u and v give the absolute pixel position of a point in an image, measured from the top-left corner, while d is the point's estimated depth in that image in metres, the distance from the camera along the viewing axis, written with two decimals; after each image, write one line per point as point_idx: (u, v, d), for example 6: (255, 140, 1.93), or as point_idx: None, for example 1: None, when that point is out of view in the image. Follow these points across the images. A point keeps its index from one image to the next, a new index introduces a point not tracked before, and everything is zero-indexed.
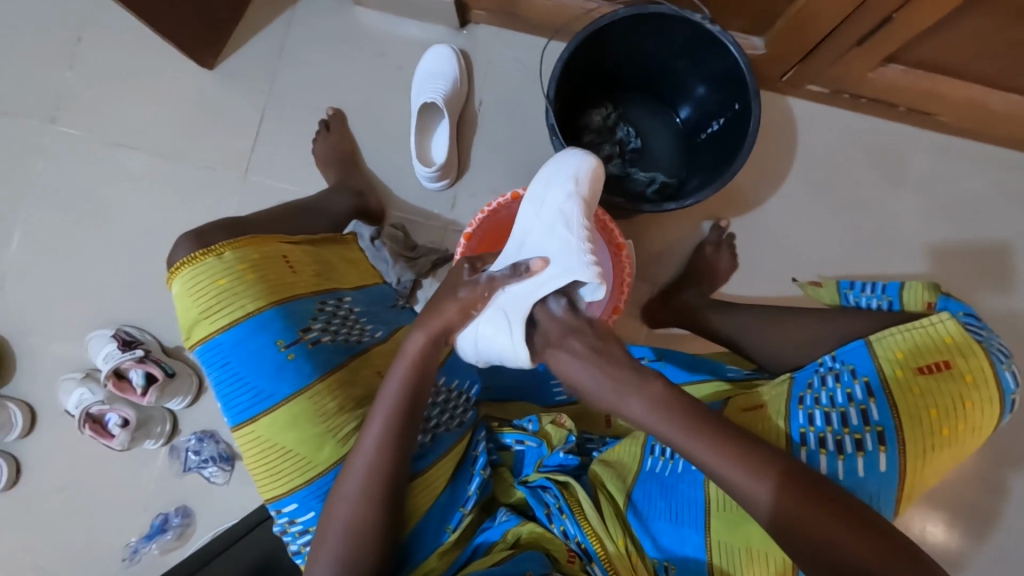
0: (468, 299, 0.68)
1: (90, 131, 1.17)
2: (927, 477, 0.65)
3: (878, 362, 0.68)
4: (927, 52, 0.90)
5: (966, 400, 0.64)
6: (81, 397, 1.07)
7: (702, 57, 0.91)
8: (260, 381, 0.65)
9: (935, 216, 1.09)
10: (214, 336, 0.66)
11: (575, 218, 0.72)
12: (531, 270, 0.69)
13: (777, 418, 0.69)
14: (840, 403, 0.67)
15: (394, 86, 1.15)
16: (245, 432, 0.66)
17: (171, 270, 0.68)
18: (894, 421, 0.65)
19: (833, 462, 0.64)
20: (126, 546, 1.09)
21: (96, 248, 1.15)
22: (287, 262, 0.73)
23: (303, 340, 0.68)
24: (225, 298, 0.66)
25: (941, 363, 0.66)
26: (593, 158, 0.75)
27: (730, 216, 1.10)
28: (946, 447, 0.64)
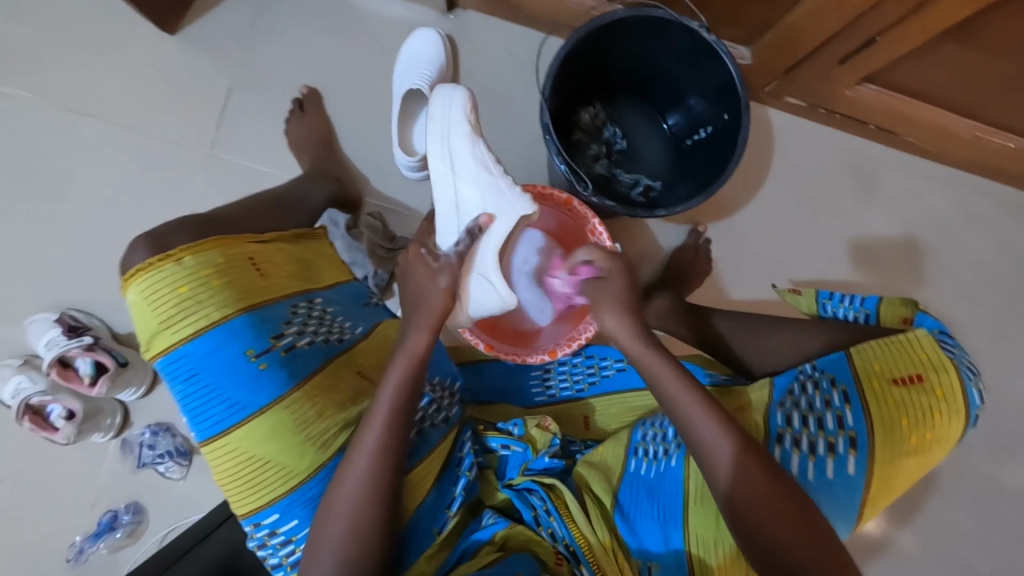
0: (449, 282, 0.66)
1: (31, 92, 1.06)
2: (894, 484, 0.67)
3: (856, 372, 0.71)
4: (903, 75, 0.94)
5: (934, 412, 0.68)
6: (18, 385, 0.98)
7: (696, 66, 0.92)
8: (232, 394, 0.61)
9: (896, 231, 1.15)
10: (178, 347, 0.60)
11: (487, 159, 0.70)
12: (480, 228, 0.69)
13: (757, 418, 0.73)
14: (819, 408, 0.71)
15: (376, 68, 1.10)
16: (217, 446, 0.62)
17: (124, 276, 0.61)
18: (868, 428, 0.67)
19: (806, 463, 0.67)
20: (70, 546, 1.01)
21: (37, 223, 1.05)
22: (256, 264, 0.67)
23: (278, 347, 0.63)
24: (188, 306, 0.60)
25: (915, 376, 0.69)
26: (461, 90, 0.73)
27: (708, 221, 1.12)
28: (914, 455, 0.67)
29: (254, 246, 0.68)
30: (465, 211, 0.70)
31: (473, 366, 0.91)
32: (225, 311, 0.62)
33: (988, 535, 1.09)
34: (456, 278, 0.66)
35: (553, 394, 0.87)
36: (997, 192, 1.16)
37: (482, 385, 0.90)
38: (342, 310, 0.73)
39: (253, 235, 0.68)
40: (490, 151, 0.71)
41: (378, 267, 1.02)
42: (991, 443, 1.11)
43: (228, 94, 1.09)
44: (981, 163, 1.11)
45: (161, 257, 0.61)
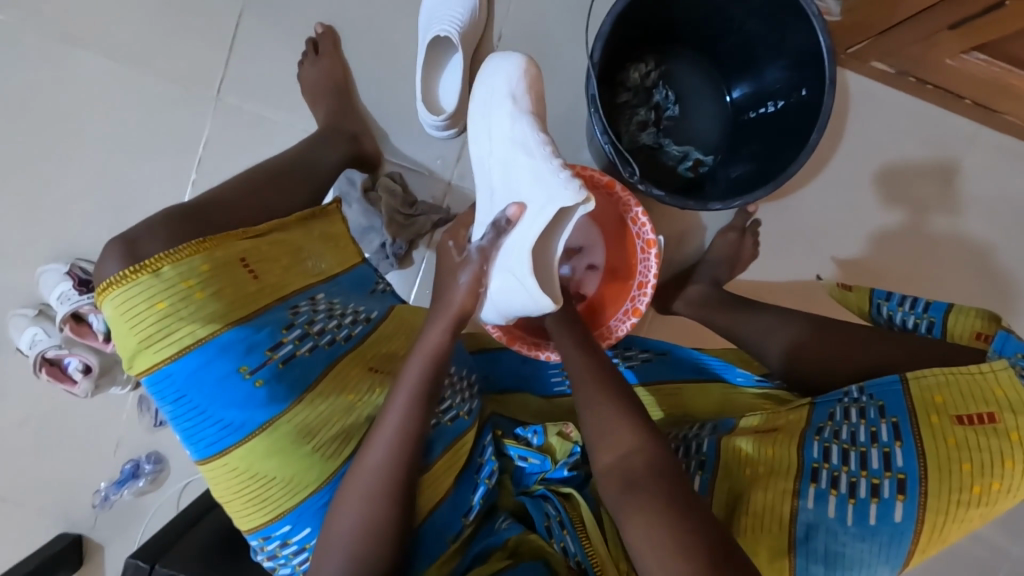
0: (471, 281, 0.59)
1: (26, 19, 0.97)
2: (948, 537, 0.58)
3: (913, 404, 0.61)
4: (1022, 47, 0.78)
5: (1007, 459, 0.57)
6: (35, 337, 0.98)
7: (779, 25, 0.77)
8: (226, 414, 0.56)
9: (972, 221, 1.02)
10: (162, 368, 0.55)
11: (530, 136, 0.59)
12: (509, 220, 0.58)
13: (788, 448, 0.62)
14: (862, 442, 0.61)
15: (398, 3, 0.96)
16: (216, 464, 0.58)
17: (97, 291, 0.55)
18: (921, 471, 0.57)
19: (842, 506, 0.58)
20: (96, 492, 1.05)
21: (42, 167, 0.99)
22: (246, 265, 0.60)
23: (274, 360, 0.58)
24: (170, 324, 0.55)
25: (986, 415, 0.58)
26: (522, 58, 0.64)
27: (760, 202, 1.01)
28: (976, 507, 0.57)
29: (242, 244, 0.61)
30: (500, 197, 0.61)
31: (490, 353, 0.85)
32: (211, 327, 0.56)
33: None
34: (478, 273, 0.59)
35: (572, 384, 0.82)
36: None
37: (500, 374, 0.85)
38: (348, 305, 0.67)
39: (243, 231, 0.61)
40: (539, 128, 0.60)
41: (396, 236, 0.95)
42: None
43: (234, 29, 0.97)
44: None
45: (134, 269, 0.54)
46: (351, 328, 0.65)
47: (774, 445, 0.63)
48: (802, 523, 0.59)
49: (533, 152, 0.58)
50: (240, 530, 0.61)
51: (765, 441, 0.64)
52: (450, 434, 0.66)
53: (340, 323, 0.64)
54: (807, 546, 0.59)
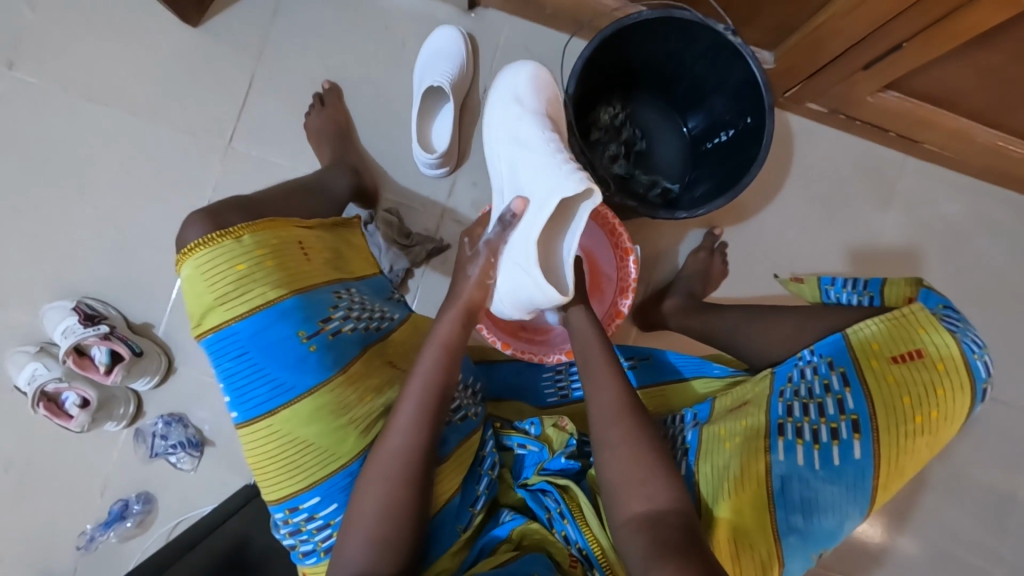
0: (482, 272, 0.69)
1: (54, 81, 1.07)
2: (903, 468, 0.66)
3: (854, 354, 0.70)
4: (926, 83, 0.93)
5: (938, 388, 0.67)
6: (34, 372, 0.99)
7: (721, 65, 0.91)
8: (280, 372, 0.62)
9: (914, 237, 1.14)
10: (231, 325, 0.62)
11: (536, 132, 0.70)
12: (514, 214, 0.67)
13: (757, 413, 0.70)
14: (818, 394, 0.69)
15: (395, 63, 1.10)
16: (259, 427, 0.62)
17: (183, 252, 0.63)
18: (870, 410, 0.66)
19: (810, 452, 0.66)
20: (81, 534, 1.02)
21: (56, 212, 1.06)
22: (303, 249, 0.69)
23: (325, 331, 0.65)
24: (244, 284, 0.63)
25: (914, 352, 0.68)
26: (535, 68, 0.76)
27: (725, 225, 1.11)
28: (921, 435, 0.66)
29: (301, 232, 0.69)
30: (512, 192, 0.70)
31: (486, 364, 0.91)
32: (278, 291, 0.63)
33: (987, 541, 1.10)
34: (488, 266, 0.69)
35: (566, 394, 0.85)
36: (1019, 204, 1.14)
37: (496, 384, 0.89)
38: (376, 303, 0.73)
39: (301, 222, 0.70)
40: (546, 130, 0.71)
41: (393, 262, 1.01)
42: (997, 452, 1.11)
43: (247, 87, 1.09)
44: (1002, 173, 1.09)
45: (221, 234, 0.63)
46: (381, 321, 0.71)
47: (746, 416, 0.70)
48: (779, 475, 0.65)
49: (531, 148, 0.69)
50: (267, 501, 0.64)
51: (738, 416, 0.70)
52: (463, 431, 0.68)
53: (372, 314, 0.70)
54: (784, 497, 0.64)
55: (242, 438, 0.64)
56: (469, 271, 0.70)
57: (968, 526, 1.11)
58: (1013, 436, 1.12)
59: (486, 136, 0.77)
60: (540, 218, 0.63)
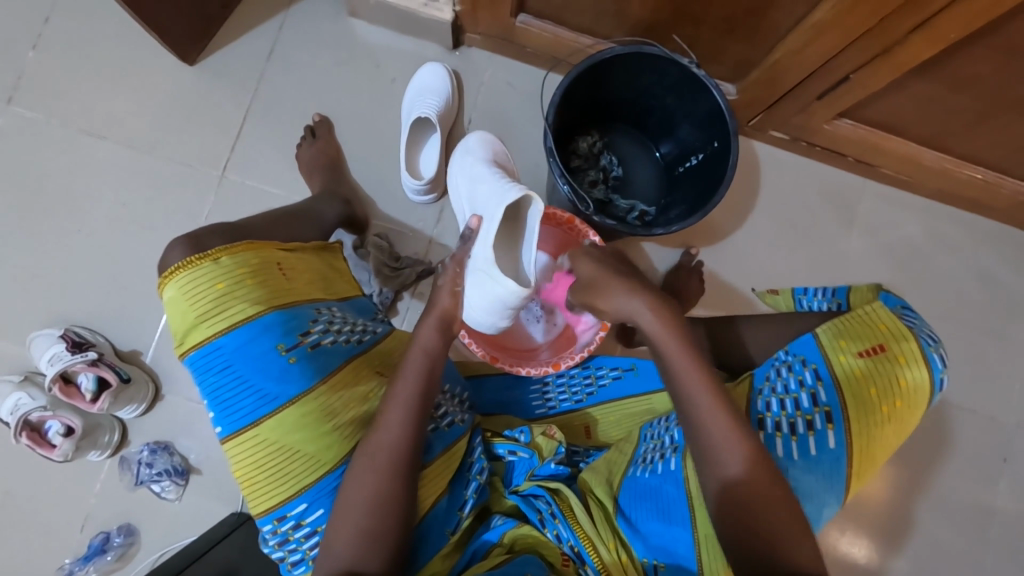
0: (449, 283, 0.72)
1: (52, 117, 1.10)
2: (873, 456, 0.69)
3: (824, 350, 0.73)
4: (876, 111, 1.01)
5: (900, 379, 0.69)
6: (18, 402, 0.98)
7: (688, 97, 0.98)
8: (264, 385, 0.63)
9: (876, 254, 1.20)
10: (213, 340, 0.63)
11: (487, 170, 0.80)
12: (472, 230, 0.72)
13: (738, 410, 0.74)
14: (793, 390, 0.72)
15: (384, 98, 1.16)
16: (244, 439, 0.63)
17: (165, 273, 0.64)
18: (840, 401, 0.69)
19: (788, 443, 0.69)
20: (59, 569, 0.99)
21: (48, 242, 1.07)
22: (282, 270, 0.70)
23: (306, 343, 0.66)
24: (226, 301, 0.64)
25: (877, 347, 0.71)
26: (485, 132, 0.89)
27: (700, 245, 1.17)
28: (888, 424, 0.69)
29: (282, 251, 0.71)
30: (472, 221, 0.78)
31: (477, 379, 0.92)
32: (259, 306, 0.65)
33: (968, 548, 1.13)
34: (455, 276, 0.71)
35: (552, 406, 0.88)
36: (970, 222, 1.22)
37: (484, 400, 0.91)
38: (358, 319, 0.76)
39: (281, 243, 0.72)
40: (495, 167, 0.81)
41: (383, 285, 1.06)
42: (970, 460, 1.15)
43: (241, 121, 1.14)
44: (953, 194, 1.18)
45: (199, 256, 0.64)
46: (362, 334, 0.73)
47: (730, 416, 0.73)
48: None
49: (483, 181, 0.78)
50: (254, 514, 0.64)
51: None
52: (448, 438, 0.69)
53: (354, 327, 0.73)
54: None
55: (227, 452, 0.64)
56: (440, 288, 0.72)
57: (949, 532, 1.13)
58: (983, 444, 1.16)
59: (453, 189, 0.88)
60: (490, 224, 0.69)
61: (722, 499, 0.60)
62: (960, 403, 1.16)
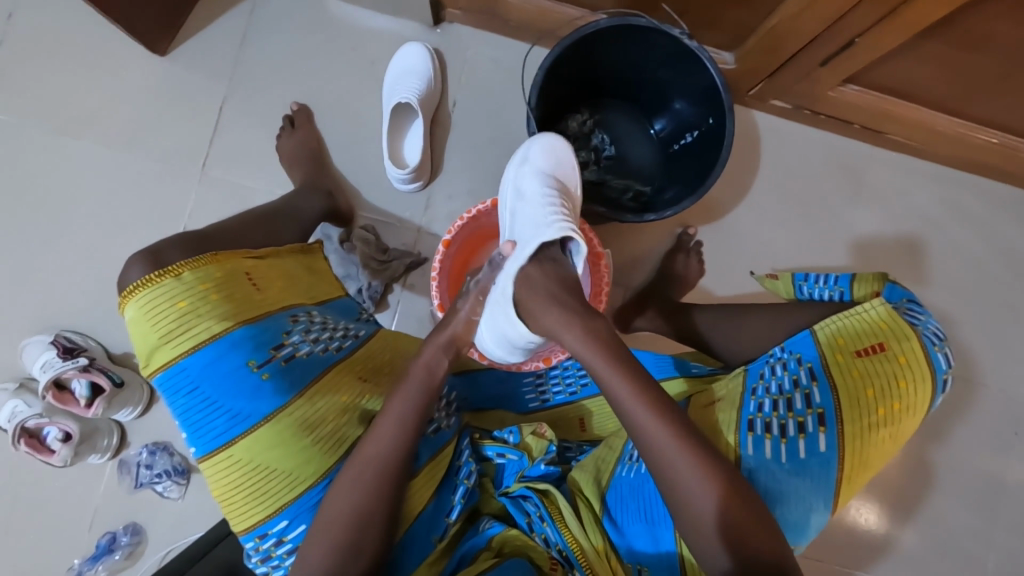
0: (469, 309, 0.72)
1: (25, 117, 1.07)
2: (867, 459, 0.66)
3: (820, 349, 0.71)
4: (883, 75, 0.95)
5: (900, 380, 0.67)
6: (14, 410, 0.98)
7: (682, 70, 0.94)
8: (235, 403, 0.62)
9: (885, 225, 1.15)
10: (179, 362, 0.62)
11: (534, 187, 0.78)
12: (503, 256, 0.73)
13: (729, 409, 0.71)
14: (787, 390, 0.70)
15: (364, 82, 1.11)
16: (219, 458, 0.62)
17: (125, 294, 0.63)
18: (835, 403, 0.67)
19: (777, 446, 0.66)
20: (70, 569, 1.01)
21: (32, 247, 1.06)
22: (251, 279, 0.69)
23: (278, 357, 0.65)
24: (188, 320, 0.62)
25: (876, 345, 0.69)
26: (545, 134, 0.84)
27: (698, 224, 1.12)
28: (883, 427, 0.66)
29: (249, 261, 0.70)
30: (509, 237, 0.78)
31: (469, 374, 0.88)
32: (224, 324, 0.63)
33: (978, 522, 1.11)
34: (477, 303, 0.72)
35: (546, 399, 0.86)
36: (985, 187, 1.16)
37: (478, 394, 0.87)
38: (339, 323, 0.75)
39: (247, 252, 0.71)
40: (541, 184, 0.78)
41: (372, 279, 1.02)
42: (981, 436, 1.12)
43: (218, 112, 1.10)
44: (967, 159, 1.11)
45: (160, 273, 0.63)
46: (342, 340, 0.72)
47: (723, 410, 0.71)
48: (747, 471, 0.65)
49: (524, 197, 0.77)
50: (236, 531, 0.64)
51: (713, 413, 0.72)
52: (435, 444, 0.68)
53: (331, 334, 0.71)
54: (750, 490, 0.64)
55: (204, 471, 0.64)
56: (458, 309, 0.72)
57: (959, 506, 1.11)
58: (995, 417, 1.13)
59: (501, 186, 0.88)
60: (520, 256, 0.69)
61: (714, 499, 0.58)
62: (971, 377, 1.13)
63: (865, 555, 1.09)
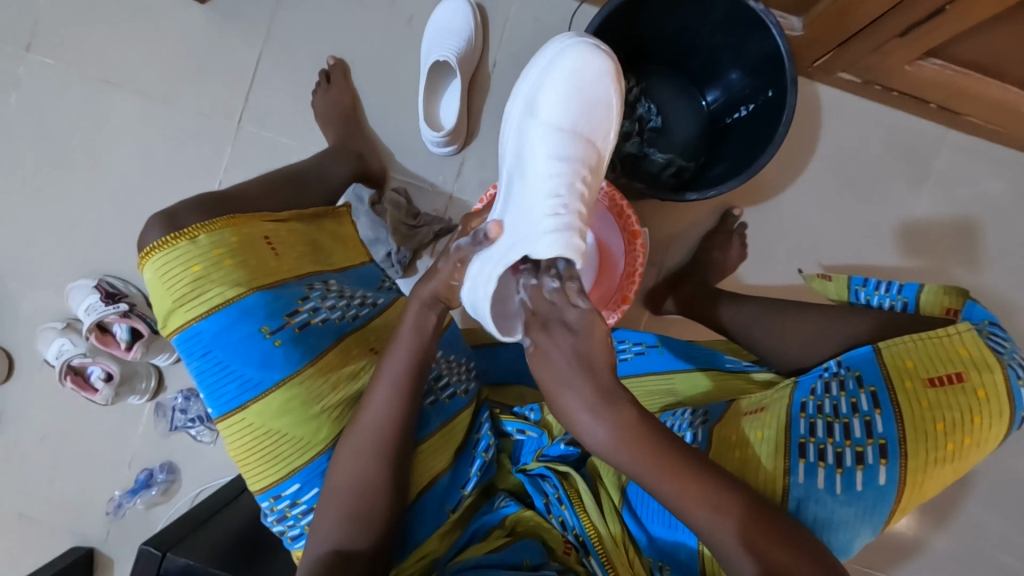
0: (447, 272, 0.62)
1: (70, 63, 1.08)
2: (924, 493, 0.63)
3: (887, 372, 0.67)
4: (972, 50, 0.85)
5: (975, 415, 0.63)
6: (61, 347, 1.03)
7: (740, 37, 0.88)
8: (247, 369, 0.63)
9: (951, 217, 1.06)
10: (193, 325, 0.63)
11: (548, 160, 0.63)
12: (488, 237, 0.62)
13: (774, 427, 0.66)
14: (845, 414, 0.66)
15: (403, 38, 1.07)
16: (234, 421, 0.64)
17: (142, 255, 0.64)
18: (899, 435, 0.63)
19: (831, 476, 0.63)
20: (111, 500, 1.08)
21: (76, 193, 1.08)
22: (269, 244, 0.70)
23: (291, 325, 0.65)
24: (202, 284, 0.64)
25: (953, 375, 0.64)
26: (574, 66, 0.66)
27: (744, 205, 1.06)
28: (949, 462, 0.62)
29: (267, 226, 0.70)
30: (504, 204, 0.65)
31: (489, 348, 0.88)
32: (237, 289, 0.64)
33: (1015, 534, 1.06)
34: (455, 269, 0.62)
35: None
36: None
37: (498, 368, 0.87)
38: (357, 291, 0.75)
39: (265, 216, 0.71)
40: (561, 155, 0.64)
41: (401, 245, 1.01)
42: None
43: (255, 65, 1.08)
44: None
45: (175, 236, 0.64)
46: (359, 309, 0.72)
47: (759, 429, 0.67)
48: (796, 499, 0.61)
49: (533, 157, 0.64)
50: (253, 490, 0.66)
51: (752, 423, 0.68)
52: (447, 411, 0.69)
53: (348, 303, 0.71)
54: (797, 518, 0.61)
55: (221, 431, 0.66)
56: (437, 267, 0.63)
57: (997, 517, 1.06)
58: None
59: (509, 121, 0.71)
60: (506, 255, 0.59)
61: None
62: None
63: (889, 556, 1.06)
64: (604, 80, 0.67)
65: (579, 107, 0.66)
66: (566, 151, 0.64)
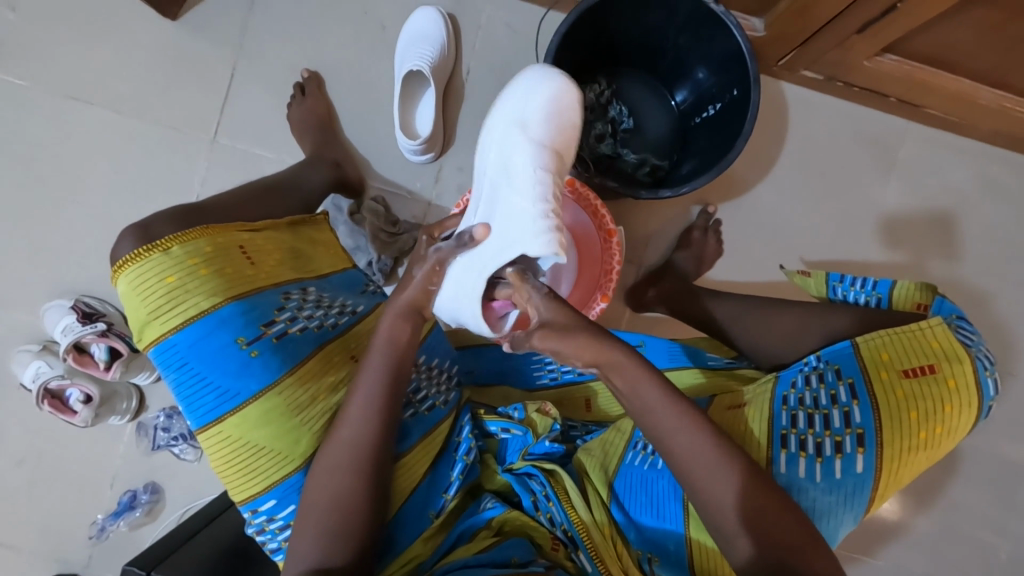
0: (426, 277, 0.65)
1: (38, 82, 1.07)
2: (900, 479, 0.66)
3: (864, 365, 0.69)
4: (926, 44, 0.88)
5: (946, 405, 0.66)
6: (37, 370, 1.01)
7: (705, 36, 0.90)
8: (223, 380, 0.63)
9: (916, 207, 1.10)
10: (168, 337, 0.63)
11: (527, 169, 0.66)
12: (474, 238, 0.64)
13: (758, 420, 0.68)
14: (824, 405, 0.68)
15: (377, 47, 1.08)
16: (212, 434, 0.64)
17: (115, 267, 0.64)
18: (876, 423, 0.65)
19: (812, 465, 0.64)
20: (93, 524, 1.05)
21: (48, 213, 1.07)
22: (245, 252, 0.70)
23: (268, 334, 0.65)
24: (177, 296, 0.63)
25: (927, 367, 0.67)
26: (553, 91, 0.73)
27: (718, 201, 1.08)
28: (923, 450, 0.65)
29: (243, 235, 0.70)
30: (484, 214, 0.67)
31: (472, 349, 0.89)
32: (212, 300, 0.64)
33: (995, 513, 1.08)
34: (433, 272, 0.65)
35: (555, 376, 0.84)
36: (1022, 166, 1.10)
37: (483, 368, 0.88)
38: (337, 298, 0.75)
39: (241, 226, 0.71)
40: (543, 164, 0.67)
41: (380, 253, 1.00)
42: (1005, 426, 1.09)
43: (228, 79, 1.08)
44: (1010, 136, 1.04)
45: (149, 248, 0.64)
46: (338, 317, 0.72)
47: (748, 420, 0.68)
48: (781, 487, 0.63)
49: (513, 167, 0.67)
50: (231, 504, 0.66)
51: (737, 416, 0.70)
52: (428, 422, 0.69)
53: (326, 312, 0.71)
54: None
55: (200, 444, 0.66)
56: (414, 273, 0.66)
57: (977, 497, 1.08)
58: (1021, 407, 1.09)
59: (482, 144, 0.74)
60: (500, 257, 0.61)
61: (723, 493, 0.57)
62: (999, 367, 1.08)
63: (876, 542, 1.08)
64: (572, 108, 0.73)
65: (552, 126, 0.71)
66: (542, 161, 0.67)
